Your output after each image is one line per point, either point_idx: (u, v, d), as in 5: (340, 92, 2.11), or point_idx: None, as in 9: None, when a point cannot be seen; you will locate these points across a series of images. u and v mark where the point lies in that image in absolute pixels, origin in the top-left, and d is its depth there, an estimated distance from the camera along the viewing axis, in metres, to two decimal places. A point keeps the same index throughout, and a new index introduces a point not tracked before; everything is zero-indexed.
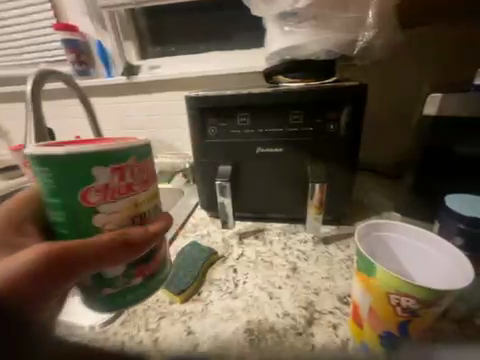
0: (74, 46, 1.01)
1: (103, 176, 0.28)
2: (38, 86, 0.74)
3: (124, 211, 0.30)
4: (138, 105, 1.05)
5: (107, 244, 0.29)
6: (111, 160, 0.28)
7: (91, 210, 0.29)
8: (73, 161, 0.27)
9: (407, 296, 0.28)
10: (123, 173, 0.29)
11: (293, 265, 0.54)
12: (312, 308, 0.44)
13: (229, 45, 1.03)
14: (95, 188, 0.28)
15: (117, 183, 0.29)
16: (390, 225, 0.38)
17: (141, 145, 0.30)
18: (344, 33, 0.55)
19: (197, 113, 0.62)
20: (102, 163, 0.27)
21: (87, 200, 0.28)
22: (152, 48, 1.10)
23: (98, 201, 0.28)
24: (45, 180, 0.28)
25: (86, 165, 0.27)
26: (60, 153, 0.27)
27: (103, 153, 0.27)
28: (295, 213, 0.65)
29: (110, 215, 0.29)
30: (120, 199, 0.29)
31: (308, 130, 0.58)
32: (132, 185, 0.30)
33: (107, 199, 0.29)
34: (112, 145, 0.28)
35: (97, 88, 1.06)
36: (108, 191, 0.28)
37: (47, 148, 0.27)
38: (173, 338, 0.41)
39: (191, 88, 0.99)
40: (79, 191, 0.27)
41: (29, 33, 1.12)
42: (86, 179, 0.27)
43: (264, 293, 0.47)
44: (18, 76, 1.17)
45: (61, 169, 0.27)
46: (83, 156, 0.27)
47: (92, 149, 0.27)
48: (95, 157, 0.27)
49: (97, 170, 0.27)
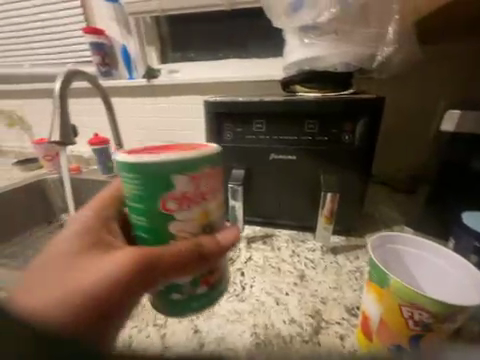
0: (100, 49, 1.07)
1: (182, 183, 0.30)
2: (66, 84, 0.79)
3: (196, 219, 0.32)
4: (155, 107, 1.09)
5: (185, 255, 0.31)
6: (190, 168, 0.30)
7: (169, 216, 0.31)
8: (159, 169, 0.29)
9: (421, 309, 0.28)
10: (198, 181, 0.30)
11: (300, 272, 0.54)
12: (320, 317, 0.44)
13: (247, 53, 1.06)
14: (174, 195, 0.30)
15: (193, 192, 0.30)
16: (404, 238, 0.38)
17: (213, 153, 0.32)
18: (363, 48, 0.57)
19: (214, 118, 0.64)
20: (182, 171, 0.30)
21: (166, 206, 0.30)
22: (173, 54, 1.14)
23: (175, 208, 0.30)
24: (132, 186, 0.31)
25: (169, 172, 0.29)
26: (148, 161, 0.29)
27: (186, 161, 0.30)
28: (305, 221, 0.66)
29: (184, 222, 0.31)
30: (194, 206, 0.31)
31: (323, 139, 0.59)
32: (205, 193, 0.31)
33: (183, 206, 0.31)
34: (189, 153, 0.30)
35: (118, 88, 1.10)
36: (184, 198, 0.30)
37: (136, 156, 0.30)
38: (180, 335, 0.41)
39: (207, 93, 1.02)
40: (160, 197, 0.30)
41: (59, 35, 1.19)
42: (168, 186, 0.30)
43: (271, 298, 0.48)
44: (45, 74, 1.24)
45: (146, 176, 0.29)
46: (167, 164, 0.29)
47: (175, 157, 0.29)
48: (177, 166, 0.29)
49: (177, 178, 0.30)
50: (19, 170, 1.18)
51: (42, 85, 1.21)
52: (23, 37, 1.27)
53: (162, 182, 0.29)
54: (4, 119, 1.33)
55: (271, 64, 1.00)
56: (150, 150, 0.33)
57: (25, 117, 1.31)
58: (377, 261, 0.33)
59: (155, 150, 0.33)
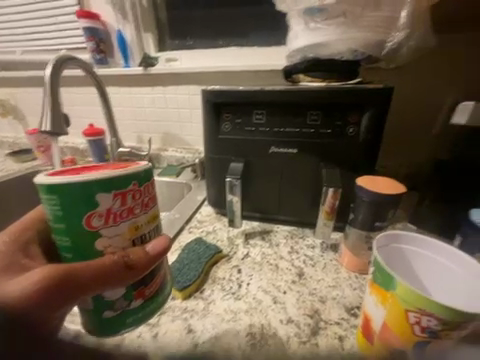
0: (94, 34, 1.02)
1: (107, 201, 0.29)
2: (57, 71, 0.75)
3: (124, 232, 0.31)
4: (152, 97, 1.05)
5: (111, 264, 0.30)
6: (115, 185, 0.29)
7: (93, 234, 0.30)
8: (78, 189, 0.28)
9: (429, 315, 0.26)
10: (125, 198, 0.30)
11: (299, 270, 0.52)
12: (318, 317, 0.42)
13: (248, 41, 1.01)
14: (99, 213, 0.29)
15: (118, 207, 0.30)
16: (409, 237, 0.36)
17: (142, 169, 0.32)
18: (373, 33, 0.53)
19: (212, 108, 0.61)
20: (105, 189, 0.29)
21: (91, 224, 0.29)
22: (171, 41, 1.09)
23: (101, 225, 0.30)
24: (52, 206, 0.29)
25: (90, 191, 0.28)
26: (66, 182, 0.28)
27: (110, 179, 0.29)
28: (305, 217, 0.64)
29: (113, 238, 0.31)
30: (122, 222, 0.31)
31: (326, 132, 0.56)
32: (134, 207, 0.31)
33: (110, 223, 0.30)
34: (113, 171, 0.30)
35: (114, 77, 1.06)
36: (110, 215, 0.30)
37: (54, 179, 0.28)
38: (173, 334, 0.40)
39: (206, 82, 0.98)
40: (83, 216, 0.29)
41: (52, 19, 1.14)
42: (90, 205, 0.28)
43: (268, 297, 0.46)
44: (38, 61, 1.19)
45: (66, 198, 0.28)
46: (87, 184, 0.28)
47: (95, 176, 0.29)
48: (99, 184, 0.29)
49: (99, 196, 0.29)
50: (12, 160, 1.15)
51: (35, 73, 1.16)
52: (14, 22, 1.22)
53: (81, 202, 0.28)
54: None
55: (272, 53, 0.96)
56: (72, 169, 0.32)
57: (18, 106, 1.27)
58: (381, 261, 0.31)
59: (76, 169, 0.32)
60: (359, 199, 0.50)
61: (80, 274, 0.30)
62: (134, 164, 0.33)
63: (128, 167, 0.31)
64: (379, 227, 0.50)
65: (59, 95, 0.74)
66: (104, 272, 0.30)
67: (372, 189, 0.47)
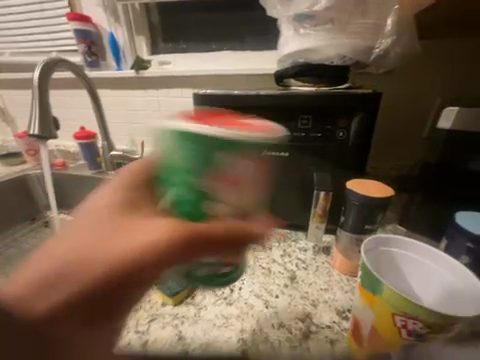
0: (85, 36, 1.01)
1: (247, 165, 0.28)
2: (46, 73, 0.73)
3: (253, 186, 0.29)
4: (145, 100, 1.04)
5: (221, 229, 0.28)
6: (257, 146, 0.29)
7: (214, 194, 0.28)
8: (217, 144, 0.27)
9: (414, 318, 0.26)
10: (251, 156, 0.28)
11: (291, 273, 0.52)
12: (309, 320, 0.42)
13: (241, 46, 1.02)
14: (229, 173, 0.28)
15: (252, 172, 0.29)
16: (401, 242, 0.37)
17: (278, 134, 0.31)
18: (361, 39, 0.54)
19: None
20: (258, 150, 0.28)
21: (216, 182, 0.28)
22: (164, 44, 1.09)
23: (215, 181, 0.28)
24: (181, 156, 0.27)
25: (219, 144, 0.27)
26: (185, 128, 0.27)
27: (259, 141, 0.28)
28: (297, 220, 0.64)
29: (230, 201, 0.29)
30: (244, 186, 0.29)
31: (317, 135, 0.56)
32: (258, 174, 0.30)
33: (232, 185, 0.28)
34: (241, 126, 0.28)
35: (106, 80, 1.06)
36: (241, 178, 0.28)
37: (188, 125, 0.27)
38: (163, 342, 0.39)
39: (199, 86, 0.98)
40: (202, 166, 0.27)
41: (43, 21, 1.12)
42: (222, 163, 0.27)
43: (260, 302, 0.46)
44: (28, 63, 1.17)
45: (189, 144, 0.27)
46: (211, 134, 0.27)
47: (219, 126, 0.28)
48: (250, 144, 0.28)
49: (231, 155, 0.28)
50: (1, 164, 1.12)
51: (25, 76, 1.14)
52: (3, 23, 1.19)
53: (210, 158, 0.27)
54: None
55: (265, 57, 0.96)
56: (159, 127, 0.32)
57: (7, 109, 1.24)
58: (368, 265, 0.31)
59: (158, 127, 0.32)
60: (349, 202, 0.50)
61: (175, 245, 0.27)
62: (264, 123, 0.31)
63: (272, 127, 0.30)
64: (370, 230, 0.50)
65: (48, 98, 0.72)
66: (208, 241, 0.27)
67: (363, 194, 0.47)
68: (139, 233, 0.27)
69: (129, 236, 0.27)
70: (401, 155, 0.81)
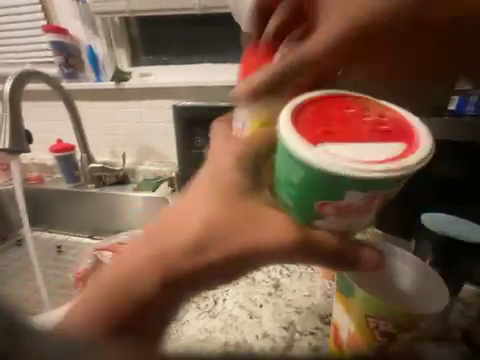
0: (61, 48, 1.00)
1: (354, 198, 0.26)
2: (19, 86, 0.71)
3: (363, 214, 0.27)
4: (126, 112, 1.03)
5: (332, 250, 0.29)
6: (373, 186, 0.25)
7: (318, 216, 0.28)
8: (331, 177, 0.25)
9: (384, 320, 0.28)
10: (375, 198, 0.26)
11: (275, 281, 0.52)
12: (293, 328, 0.43)
13: (221, 58, 1.05)
14: (336, 205, 0.27)
15: (358, 206, 0.27)
16: (374, 249, 0.37)
17: (415, 164, 0.25)
18: None
19: (184, 122, 0.61)
20: (367, 188, 0.25)
21: (322, 208, 0.27)
22: (145, 57, 1.10)
23: (329, 213, 0.28)
24: (291, 172, 0.27)
25: (350, 185, 0.25)
26: (338, 167, 0.24)
27: (377, 179, 0.24)
28: None
29: (334, 224, 0.29)
30: (351, 218, 0.28)
31: None
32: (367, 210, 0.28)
33: (338, 214, 0.28)
34: (387, 161, 0.25)
35: (85, 92, 1.04)
36: (345, 210, 0.27)
37: (303, 140, 0.26)
38: None
39: (181, 97, 0.99)
40: (318, 201, 0.27)
41: (17, 32, 1.09)
42: (335, 194, 0.26)
43: (244, 312, 0.46)
44: (0, 74, 1.12)
45: (312, 179, 0.26)
46: (351, 178, 0.24)
47: (369, 167, 0.24)
48: (364, 182, 0.25)
49: (349, 192, 0.25)
50: None
51: None
52: None
53: (322, 188, 0.26)
54: None
55: None
56: (367, 129, 0.28)
57: None
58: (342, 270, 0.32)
59: (378, 133, 0.28)
60: None
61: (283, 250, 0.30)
62: (424, 140, 0.27)
63: (417, 149, 0.26)
64: None
65: (21, 112, 0.70)
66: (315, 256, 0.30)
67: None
68: (255, 223, 0.30)
69: (243, 226, 0.30)
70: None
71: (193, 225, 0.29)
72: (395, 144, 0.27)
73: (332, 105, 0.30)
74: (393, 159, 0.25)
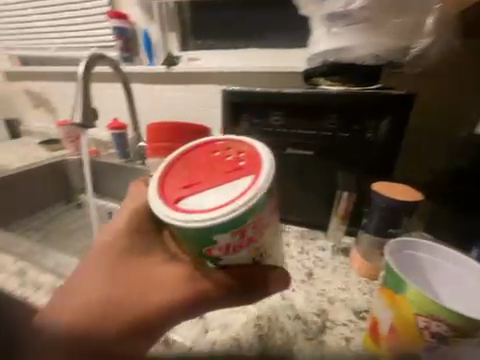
0: (122, 33, 1.08)
1: (225, 237, 0.28)
2: (89, 69, 0.80)
3: (252, 241, 0.29)
4: (173, 95, 1.09)
5: (230, 286, 0.33)
6: (238, 221, 0.28)
7: (215, 259, 0.30)
8: (201, 230, 0.28)
9: (438, 321, 0.27)
10: (244, 232, 0.28)
11: (308, 270, 0.53)
12: (325, 316, 0.43)
13: (268, 43, 1.02)
14: (218, 247, 0.29)
15: (238, 241, 0.29)
16: (424, 246, 0.36)
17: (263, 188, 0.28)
18: (397, 38, 0.53)
19: (232, 108, 0.63)
20: (233, 225, 0.28)
21: (211, 252, 0.29)
22: (193, 41, 1.13)
23: (220, 255, 0.29)
24: (178, 230, 0.30)
25: (208, 232, 0.28)
26: (184, 225, 0.29)
27: (236, 216, 0.27)
28: (317, 220, 0.64)
29: (236, 259, 0.30)
30: (242, 250, 0.29)
31: (343, 136, 0.56)
32: (252, 237, 0.29)
33: (229, 253, 0.29)
34: (235, 199, 0.28)
35: (138, 74, 1.12)
36: (229, 247, 0.29)
37: (177, 212, 0.29)
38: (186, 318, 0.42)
39: (226, 82, 1.00)
40: (204, 248, 0.29)
41: (85, 18, 1.20)
42: (209, 241, 0.28)
43: (276, 293, 0.47)
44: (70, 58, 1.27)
45: (183, 232, 0.30)
46: (203, 228, 0.28)
47: (214, 214, 0.28)
48: (224, 224, 0.27)
49: (217, 235, 0.28)
50: (43, 149, 1.24)
51: (67, 69, 1.24)
52: (51, 20, 1.30)
53: (202, 239, 0.29)
54: (31, 100, 1.38)
55: (293, 54, 0.96)
56: (224, 174, 0.32)
57: (49, 99, 1.36)
58: (393, 266, 0.31)
59: (231, 175, 0.31)
60: (372, 204, 0.50)
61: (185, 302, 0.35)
62: (264, 162, 0.31)
63: (260, 177, 0.29)
64: (392, 234, 0.49)
65: (89, 91, 0.79)
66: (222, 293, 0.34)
67: (391, 197, 0.46)
68: (154, 287, 0.35)
69: (148, 289, 0.35)
70: (430, 165, 0.76)
71: (101, 300, 0.34)
72: (246, 180, 0.30)
73: (203, 154, 0.35)
74: (244, 193, 0.28)
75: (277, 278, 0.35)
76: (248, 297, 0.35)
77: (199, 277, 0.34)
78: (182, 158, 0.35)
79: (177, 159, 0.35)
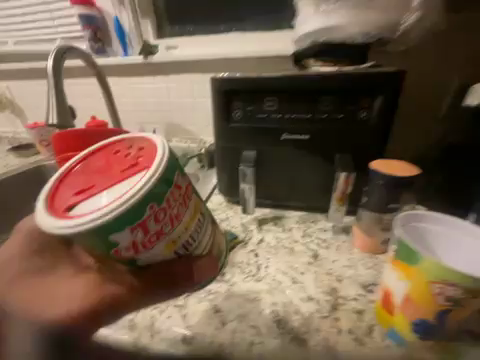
0: (90, 22, 1.00)
1: (128, 236, 0.30)
2: (59, 62, 0.72)
3: (159, 233, 0.31)
4: (154, 88, 1.03)
5: (138, 286, 0.36)
6: (132, 218, 0.29)
7: (132, 260, 0.32)
8: (95, 234, 0.29)
9: (453, 286, 0.28)
10: (146, 226, 0.30)
11: (314, 252, 0.54)
12: (336, 294, 0.44)
13: (250, 26, 0.99)
14: (125, 247, 0.30)
15: (142, 236, 0.30)
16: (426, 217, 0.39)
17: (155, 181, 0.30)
18: (387, 13, 0.52)
19: (223, 96, 0.60)
20: (129, 222, 0.29)
21: (120, 253, 0.30)
22: (169, 28, 1.06)
23: (132, 255, 0.31)
24: (76, 240, 0.30)
25: (104, 234, 0.29)
26: (75, 233, 0.29)
27: (129, 212, 0.29)
28: (317, 203, 0.65)
29: (151, 255, 0.32)
30: (156, 244, 0.31)
31: (338, 117, 0.56)
32: (162, 228, 0.31)
33: (140, 250, 0.31)
34: (124, 197, 0.29)
35: (114, 68, 1.04)
36: (137, 245, 0.30)
37: (67, 222, 0.29)
38: (201, 315, 0.42)
39: (210, 70, 0.96)
40: (110, 251, 0.30)
41: (45, 5, 1.08)
42: (112, 244, 0.30)
43: (286, 278, 0.48)
44: (33, 52, 1.15)
45: (78, 239, 0.30)
46: (94, 232, 0.29)
47: (101, 216, 0.28)
48: (117, 223, 0.29)
49: (117, 235, 0.29)
50: (15, 156, 1.14)
51: (29, 65, 1.12)
52: (4, 10, 1.15)
53: (102, 243, 0.29)
54: None
55: (276, 37, 0.93)
56: (120, 174, 0.32)
57: (14, 101, 1.23)
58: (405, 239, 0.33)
59: (127, 175, 0.32)
60: (371, 181, 0.51)
61: (94, 307, 0.37)
62: (156, 156, 0.32)
63: (152, 170, 0.30)
64: (391, 210, 0.52)
65: (63, 87, 0.72)
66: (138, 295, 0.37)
67: (387, 173, 0.48)
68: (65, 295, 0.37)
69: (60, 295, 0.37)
70: (412, 143, 0.80)
71: None
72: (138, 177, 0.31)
73: (103, 159, 0.36)
74: (133, 189, 0.29)
75: (202, 266, 0.37)
76: (171, 291, 0.39)
77: (106, 281, 0.37)
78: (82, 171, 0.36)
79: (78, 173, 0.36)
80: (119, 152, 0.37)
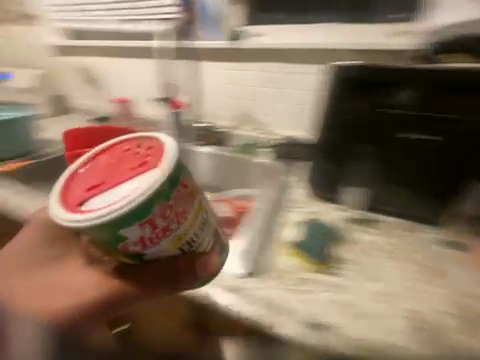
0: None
1: (137, 231, 0.34)
2: None
3: (164, 230, 0.34)
4: (230, 72, 1.02)
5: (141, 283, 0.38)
6: (139, 216, 0.33)
7: (139, 255, 0.36)
8: (100, 228, 0.33)
9: None
10: (154, 223, 0.33)
11: (425, 263, 0.50)
12: (466, 312, 0.41)
13: (343, 20, 0.96)
14: (133, 241, 0.34)
15: (149, 233, 0.34)
16: None
17: (160, 182, 0.33)
18: None
19: (343, 86, 0.61)
20: (132, 220, 0.33)
21: (128, 248, 0.35)
22: (255, 15, 1.05)
23: (139, 250, 0.35)
24: (88, 233, 0.34)
25: (114, 228, 0.33)
26: (86, 226, 0.33)
27: (137, 209, 0.32)
28: (426, 214, 0.57)
29: (155, 251, 0.35)
30: (162, 240, 0.35)
31: (475, 119, 0.51)
32: (168, 226, 0.34)
33: (147, 247, 0.35)
34: (131, 197, 0.32)
35: (197, 52, 1.04)
36: (144, 240, 0.34)
37: (79, 216, 0.33)
38: (323, 306, 0.42)
39: (296, 59, 0.93)
40: (119, 245, 0.34)
41: None
42: (119, 238, 0.34)
43: (401, 284, 0.46)
44: (112, 25, 1.15)
45: (87, 231, 0.34)
46: (101, 225, 0.33)
47: (110, 212, 0.32)
48: (126, 220, 0.33)
49: (127, 230, 0.33)
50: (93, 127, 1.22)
51: (115, 41, 1.18)
52: None
53: (112, 235, 0.34)
54: (80, 76, 1.35)
55: (372, 30, 0.87)
56: (130, 171, 0.36)
57: (95, 75, 1.30)
58: None
59: (137, 172, 0.35)
60: None
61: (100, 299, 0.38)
62: (164, 158, 0.35)
63: (161, 171, 0.34)
64: None
65: None
66: (135, 291, 0.38)
67: None
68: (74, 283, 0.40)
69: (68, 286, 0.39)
70: None
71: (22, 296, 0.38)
72: (146, 176, 0.34)
73: (112, 154, 0.39)
74: (136, 190, 0.33)
75: (203, 265, 0.38)
76: (174, 289, 0.39)
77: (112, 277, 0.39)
78: (90, 164, 0.39)
79: (84, 167, 0.39)
80: (130, 150, 0.38)
